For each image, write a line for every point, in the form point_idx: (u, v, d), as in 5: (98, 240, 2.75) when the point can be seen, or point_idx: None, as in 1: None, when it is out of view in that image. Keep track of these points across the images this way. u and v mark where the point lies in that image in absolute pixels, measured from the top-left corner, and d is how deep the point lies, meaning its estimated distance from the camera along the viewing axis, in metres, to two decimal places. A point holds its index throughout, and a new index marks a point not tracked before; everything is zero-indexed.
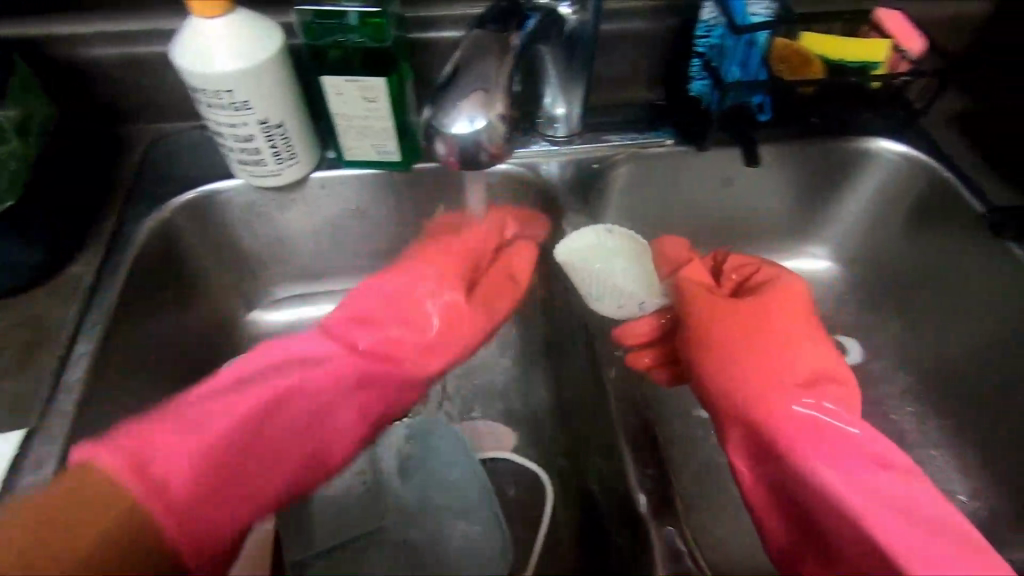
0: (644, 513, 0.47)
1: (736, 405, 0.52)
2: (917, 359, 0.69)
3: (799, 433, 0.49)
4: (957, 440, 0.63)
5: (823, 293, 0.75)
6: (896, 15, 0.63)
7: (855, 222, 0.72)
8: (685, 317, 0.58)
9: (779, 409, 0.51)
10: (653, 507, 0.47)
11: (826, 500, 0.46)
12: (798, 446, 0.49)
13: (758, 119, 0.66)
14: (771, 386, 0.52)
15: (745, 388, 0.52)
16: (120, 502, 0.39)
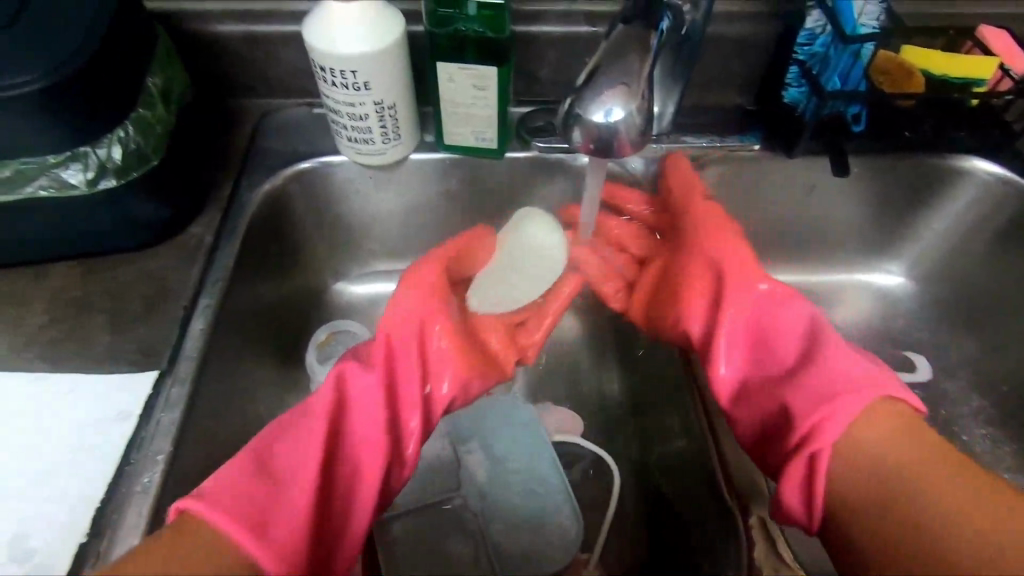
0: (731, 501, 0.50)
1: (710, 262, 0.60)
2: (992, 382, 0.68)
3: (775, 299, 0.56)
4: None
5: (896, 307, 0.75)
6: (1000, 32, 0.63)
7: (937, 240, 0.72)
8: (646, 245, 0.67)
9: (753, 274, 0.58)
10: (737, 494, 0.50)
11: (800, 324, 0.55)
12: (767, 285, 0.57)
13: (851, 131, 0.65)
14: (737, 253, 0.59)
15: (723, 249, 0.59)
16: (203, 544, 0.39)
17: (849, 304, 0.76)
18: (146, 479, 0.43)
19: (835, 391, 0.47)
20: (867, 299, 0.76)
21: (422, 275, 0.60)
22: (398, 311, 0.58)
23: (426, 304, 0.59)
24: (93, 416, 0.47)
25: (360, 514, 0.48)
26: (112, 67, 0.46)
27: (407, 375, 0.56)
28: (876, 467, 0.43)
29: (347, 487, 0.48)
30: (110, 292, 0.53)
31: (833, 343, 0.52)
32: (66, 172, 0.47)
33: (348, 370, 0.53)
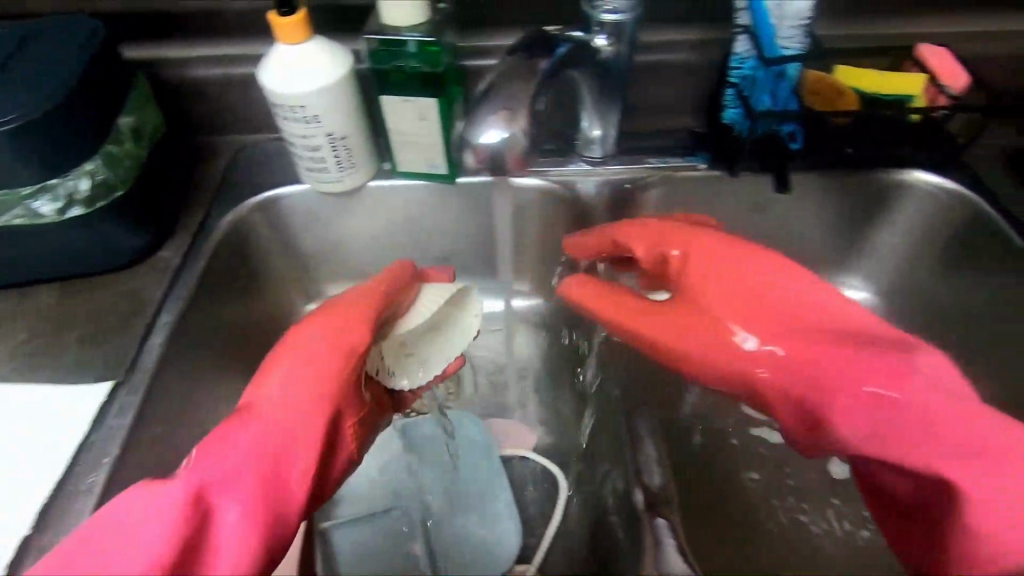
0: (641, 507, 0.46)
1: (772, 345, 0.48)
2: None
3: (891, 407, 0.44)
4: None
5: None
6: (941, 50, 0.63)
7: (895, 255, 0.72)
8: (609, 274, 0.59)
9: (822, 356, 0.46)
10: (649, 502, 0.46)
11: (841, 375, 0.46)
12: (814, 361, 0.46)
13: (788, 149, 0.66)
14: (786, 340, 0.48)
15: (782, 318, 0.49)
16: None
17: None
18: (90, 479, 0.47)
19: (972, 452, 0.42)
20: None
21: (308, 335, 0.53)
22: (293, 381, 0.49)
23: (311, 376, 0.50)
24: (53, 422, 0.51)
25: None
26: (84, 109, 0.52)
27: (286, 461, 0.45)
28: None
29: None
30: (83, 311, 0.58)
31: (930, 424, 0.43)
32: (36, 203, 0.52)
33: (217, 446, 0.44)
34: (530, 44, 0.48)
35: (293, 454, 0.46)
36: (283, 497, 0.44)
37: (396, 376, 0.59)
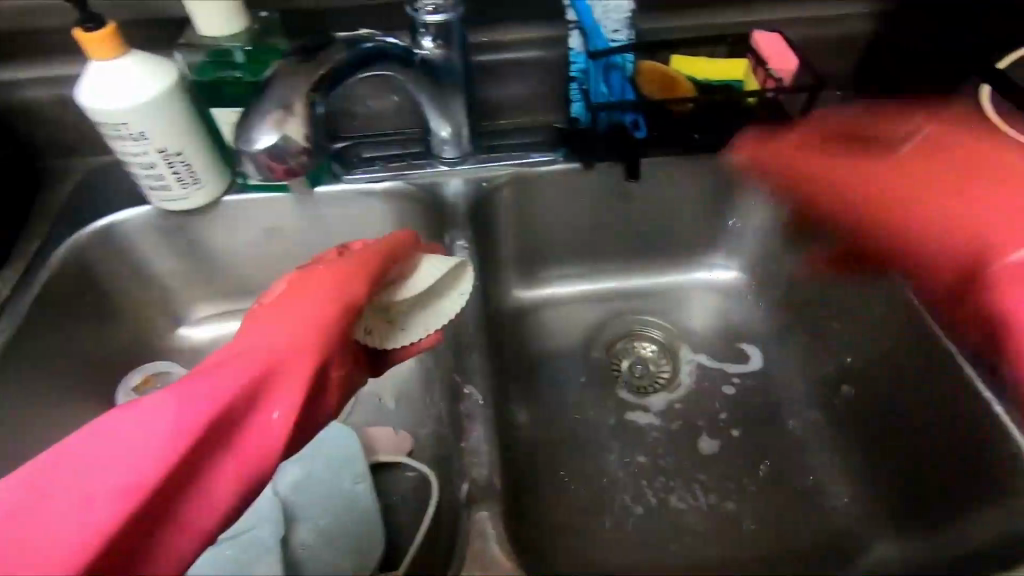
0: (463, 502, 0.45)
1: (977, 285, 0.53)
2: (814, 368, 0.70)
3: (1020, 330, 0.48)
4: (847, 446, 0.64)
5: (729, 302, 0.79)
6: (774, 36, 0.66)
7: (756, 233, 0.76)
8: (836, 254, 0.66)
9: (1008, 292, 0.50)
10: (472, 491, 0.45)
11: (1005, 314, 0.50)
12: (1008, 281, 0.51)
13: (635, 137, 0.66)
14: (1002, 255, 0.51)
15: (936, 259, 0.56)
16: None
17: (687, 305, 0.79)
18: None
19: None
20: (703, 296, 0.79)
21: (319, 279, 0.46)
22: (288, 317, 0.44)
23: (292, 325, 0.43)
24: None
25: (186, 543, 0.36)
26: None
27: (265, 410, 0.40)
28: None
29: (173, 517, 0.36)
30: None
31: None
32: None
33: (181, 392, 0.37)
34: (308, 46, 0.55)
35: (278, 390, 0.41)
36: (260, 432, 0.39)
37: (388, 335, 0.51)
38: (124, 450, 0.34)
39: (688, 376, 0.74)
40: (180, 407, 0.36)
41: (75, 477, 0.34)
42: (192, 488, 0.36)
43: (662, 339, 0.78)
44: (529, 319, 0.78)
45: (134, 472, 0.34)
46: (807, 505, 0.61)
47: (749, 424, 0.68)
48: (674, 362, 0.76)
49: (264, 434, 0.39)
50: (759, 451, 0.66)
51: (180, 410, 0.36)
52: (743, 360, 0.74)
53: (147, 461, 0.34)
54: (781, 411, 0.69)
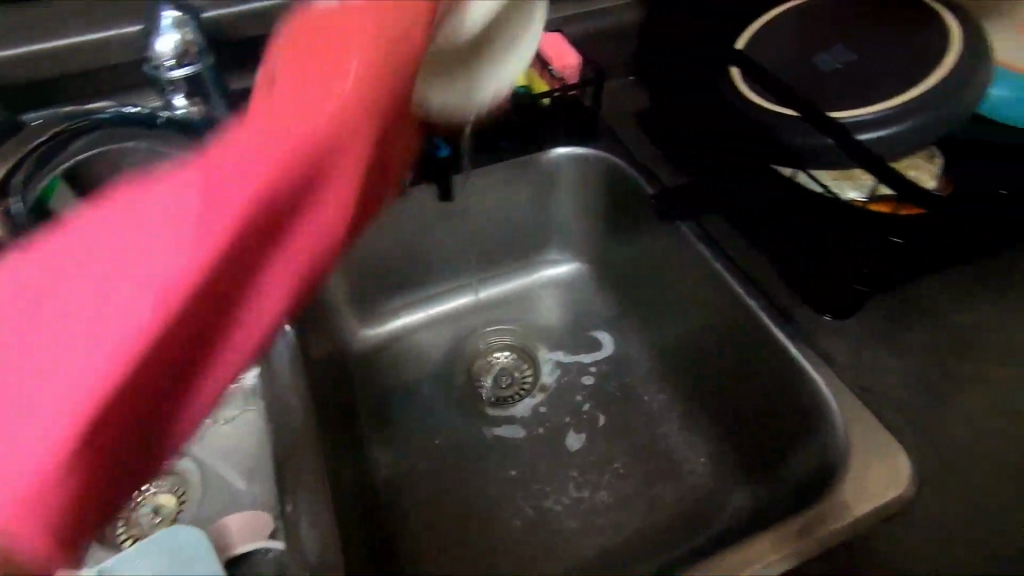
0: None
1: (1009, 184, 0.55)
2: (655, 340, 0.73)
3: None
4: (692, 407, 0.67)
5: (575, 292, 0.80)
6: (556, 36, 0.69)
7: (580, 222, 0.78)
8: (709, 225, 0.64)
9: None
10: None
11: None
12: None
13: (439, 156, 0.66)
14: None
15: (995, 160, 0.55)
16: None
17: (538, 305, 0.80)
18: None
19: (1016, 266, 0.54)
20: (551, 292, 0.80)
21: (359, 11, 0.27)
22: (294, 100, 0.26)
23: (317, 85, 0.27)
24: None
25: (198, 405, 0.31)
26: None
27: (301, 182, 0.27)
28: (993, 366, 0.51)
29: (162, 378, 0.28)
30: None
31: None
32: None
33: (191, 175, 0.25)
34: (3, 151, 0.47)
35: (307, 194, 0.28)
36: (295, 249, 0.29)
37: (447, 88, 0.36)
38: (84, 338, 0.25)
39: (550, 375, 0.75)
40: (204, 179, 0.25)
41: (52, 315, 0.25)
42: (185, 362, 0.29)
43: (517, 343, 0.78)
44: (384, 355, 0.75)
45: (97, 356, 0.25)
46: (665, 473, 0.64)
47: (608, 408, 0.70)
48: (535, 363, 0.76)
49: (316, 229, 0.29)
50: (619, 432, 0.68)
51: (210, 202, 0.25)
52: (596, 347, 0.76)
53: (172, 262, 0.25)
54: (634, 388, 0.71)
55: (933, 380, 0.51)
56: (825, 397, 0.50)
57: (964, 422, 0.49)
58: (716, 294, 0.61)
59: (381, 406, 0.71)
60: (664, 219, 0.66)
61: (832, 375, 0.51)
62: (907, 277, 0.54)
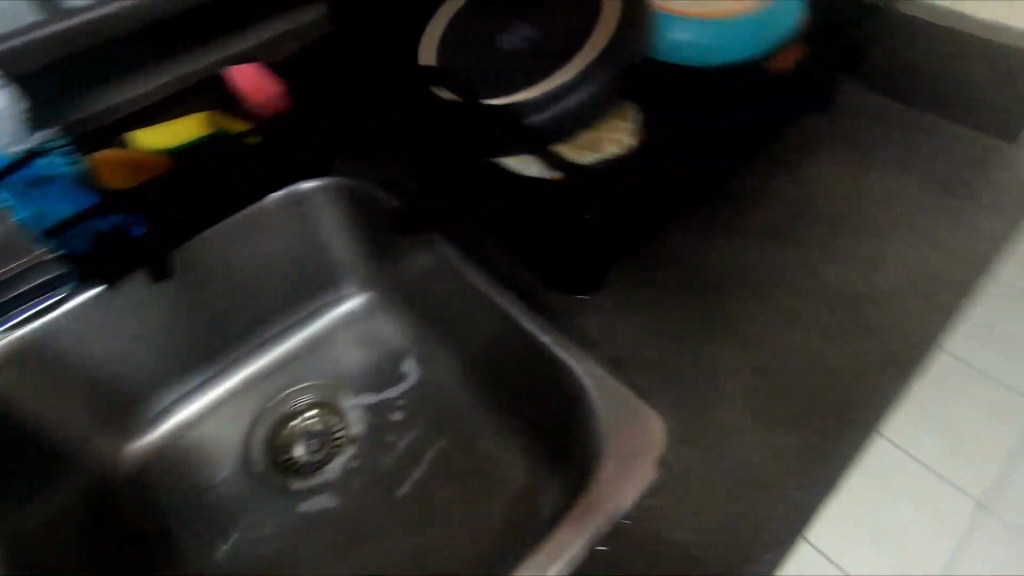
0: None
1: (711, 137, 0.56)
2: (461, 354, 0.67)
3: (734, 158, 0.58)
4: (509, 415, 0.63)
5: (370, 324, 0.74)
6: (245, 68, 0.64)
7: (349, 254, 0.72)
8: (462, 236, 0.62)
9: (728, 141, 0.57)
10: None
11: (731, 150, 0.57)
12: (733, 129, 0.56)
13: (134, 236, 0.57)
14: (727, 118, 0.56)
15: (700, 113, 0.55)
16: None
17: (331, 353, 0.74)
18: None
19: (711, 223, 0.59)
20: (342, 336, 0.74)
21: None
22: None
23: None
24: None
25: None
26: None
27: None
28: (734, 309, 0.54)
29: None
30: None
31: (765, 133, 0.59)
32: None
33: None
34: None
35: None
36: None
37: None
38: None
39: (357, 424, 0.69)
40: None
41: None
42: None
43: (318, 399, 0.71)
44: (165, 462, 0.66)
45: None
46: (488, 490, 0.60)
47: (422, 440, 0.66)
48: (340, 416, 0.70)
49: None
50: (436, 463, 0.64)
51: None
52: (401, 379, 0.71)
53: None
54: (445, 410, 0.67)
55: (676, 330, 0.53)
56: (585, 382, 0.49)
57: (710, 370, 0.50)
58: (480, 301, 0.59)
59: (169, 522, 0.63)
60: (419, 239, 0.63)
61: (587, 357, 0.50)
62: (637, 241, 0.55)
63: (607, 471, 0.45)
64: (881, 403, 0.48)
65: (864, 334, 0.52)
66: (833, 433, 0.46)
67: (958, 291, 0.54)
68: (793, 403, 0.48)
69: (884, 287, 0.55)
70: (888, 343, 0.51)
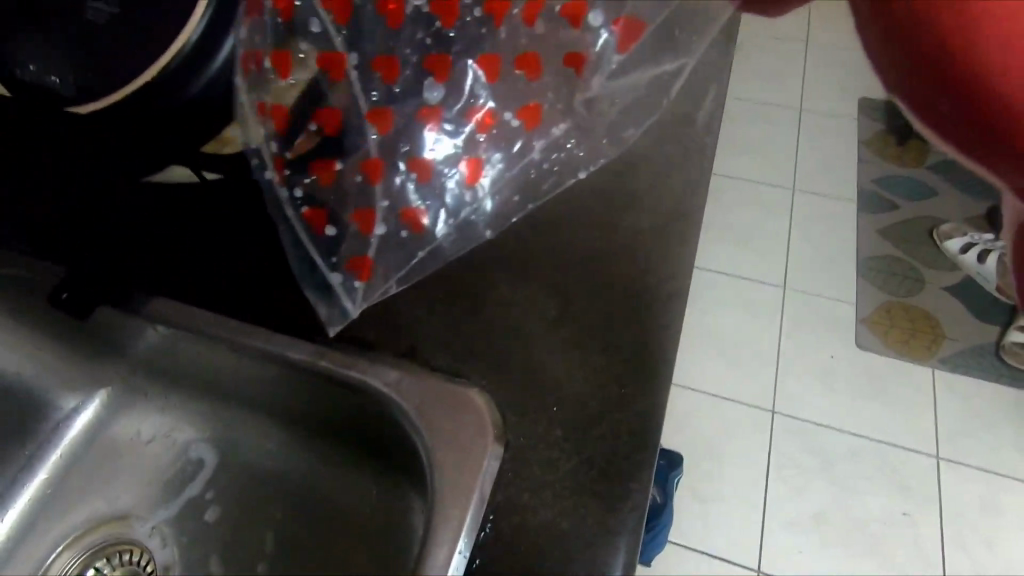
0: None
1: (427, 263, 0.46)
2: (252, 411, 0.55)
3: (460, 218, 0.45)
4: (336, 450, 0.53)
5: (126, 427, 0.57)
6: None
7: (51, 358, 0.54)
8: (173, 279, 0.48)
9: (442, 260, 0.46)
10: None
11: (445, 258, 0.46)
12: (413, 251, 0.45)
13: None
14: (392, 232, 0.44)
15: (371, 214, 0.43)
16: None
17: (92, 484, 0.56)
18: None
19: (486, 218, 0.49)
20: (95, 458, 0.57)
21: None
22: None
23: None
24: None
25: None
26: None
27: None
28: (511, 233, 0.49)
29: None
30: None
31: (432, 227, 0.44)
32: None
33: None
34: None
35: None
36: None
37: None
38: None
39: (164, 549, 0.55)
40: None
41: None
42: None
43: (100, 546, 0.55)
44: None
45: None
46: (350, 541, 0.51)
47: (252, 526, 0.54)
48: (140, 548, 0.55)
49: None
50: (279, 540, 0.52)
51: None
52: (195, 472, 0.57)
53: None
54: (264, 477, 0.55)
55: (462, 281, 0.46)
56: (387, 394, 0.41)
57: (508, 315, 0.45)
58: (234, 353, 0.47)
59: None
60: (126, 309, 0.47)
61: (377, 365, 0.42)
62: None
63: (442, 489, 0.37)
64: (676, 265, 0.46)
65: (638, 203, 0.50)
66: (650, 314, 0.44)
67: (703, 124, 0.54)
68: (605, 302, 0.45)
69: (640, 147, 0.53)
70: (664, 201, 0.50)
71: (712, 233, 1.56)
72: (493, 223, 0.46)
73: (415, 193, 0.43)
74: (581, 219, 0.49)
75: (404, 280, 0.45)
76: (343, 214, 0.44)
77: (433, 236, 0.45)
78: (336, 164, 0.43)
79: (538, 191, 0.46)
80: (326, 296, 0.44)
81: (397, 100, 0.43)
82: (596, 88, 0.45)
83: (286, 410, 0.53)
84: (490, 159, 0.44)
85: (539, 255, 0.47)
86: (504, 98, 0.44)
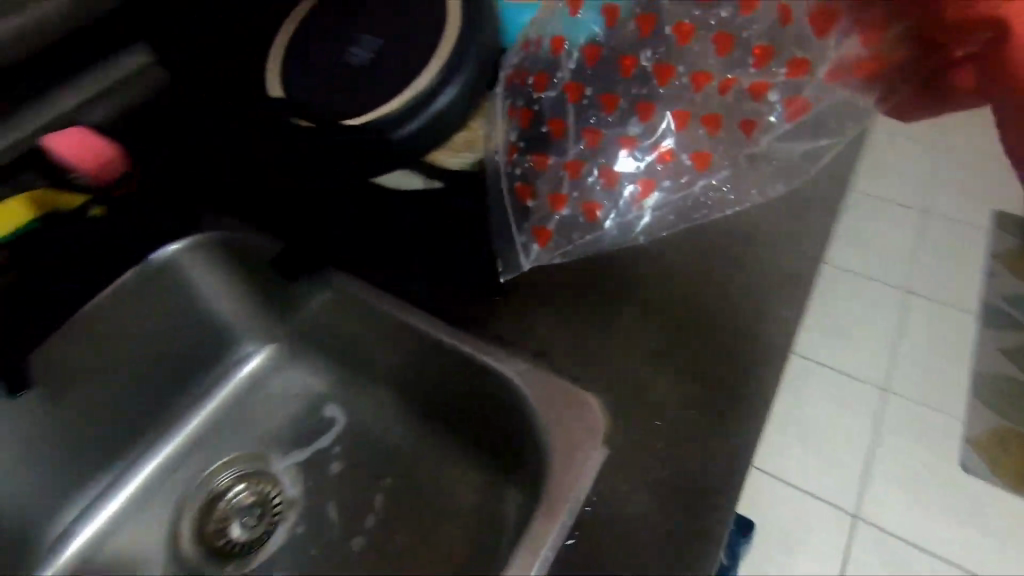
0: None
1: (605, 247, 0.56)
2: (387, 385, 0.65)
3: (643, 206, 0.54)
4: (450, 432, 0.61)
5: (282, 380, 0.69)
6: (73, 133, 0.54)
7: (241, 311, 0.67)
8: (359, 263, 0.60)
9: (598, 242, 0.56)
10: None
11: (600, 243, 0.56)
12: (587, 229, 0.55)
13: None
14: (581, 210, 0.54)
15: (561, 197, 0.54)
16: None
17: (247, 421, 0.68)
18: None
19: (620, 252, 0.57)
20: (254, 400, 0.68)
21: None
22: None
23: None
24: None
25: None
26: None
27: None
28: (639, 273, 0.56)
29: None
30: None
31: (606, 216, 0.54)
32: None
33: None
34: None
35: None
36: None
37: None
38: None
39: (292, 487, 0.65)
40: None
41: None
42: None
43: (244, 473, 0.66)
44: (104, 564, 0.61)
45: None
46: (448, 513, 0.58)
47: (367, 483, 0.63)
48: (274, 482, 0.65)
49: None
50: (388, 500, 0.61)
51: None
52: (327, 428, 0.66)
53: None
54: (385, 444, 0.64)
55: (591, 304, 0.54)
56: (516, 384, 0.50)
57: (628, 341, 0.51)
58: (392, 330, 0.58)
59: None
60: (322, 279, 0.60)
61: (511, 358, 0.51)
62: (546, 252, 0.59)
63: (555, 470, 0.45)
64: (786, 326, 0.51)
65: (758, 265, 0.55)
66: (756, 363, 0.49)
67: (830, 206, 0.59)
68: (716, 346, 0.50)
69: (767, 218, 0.59)
70: (782, 267, 0.55)
71: (815, 319, 1.53)
72: (649, 231, 0.54)
73: (600, 192, 0.53)
74: (703, 271, 0.55)
75: (570, 254, 0.55)
76: (541, 194, 0.54)
77: (601, 227, 0.54)
78: (551, 157, 0.54)
79: (690, 219, 0.53)
80: (509, 253, 0.55)
81: (608, 125, 0.51)
82: (769, 143, 0.48)
83: (417, 390, 0.62)
84: (661, 186, 0.52)
85: (662, 294, 0.54)
86: (682, 143, 0.50)
